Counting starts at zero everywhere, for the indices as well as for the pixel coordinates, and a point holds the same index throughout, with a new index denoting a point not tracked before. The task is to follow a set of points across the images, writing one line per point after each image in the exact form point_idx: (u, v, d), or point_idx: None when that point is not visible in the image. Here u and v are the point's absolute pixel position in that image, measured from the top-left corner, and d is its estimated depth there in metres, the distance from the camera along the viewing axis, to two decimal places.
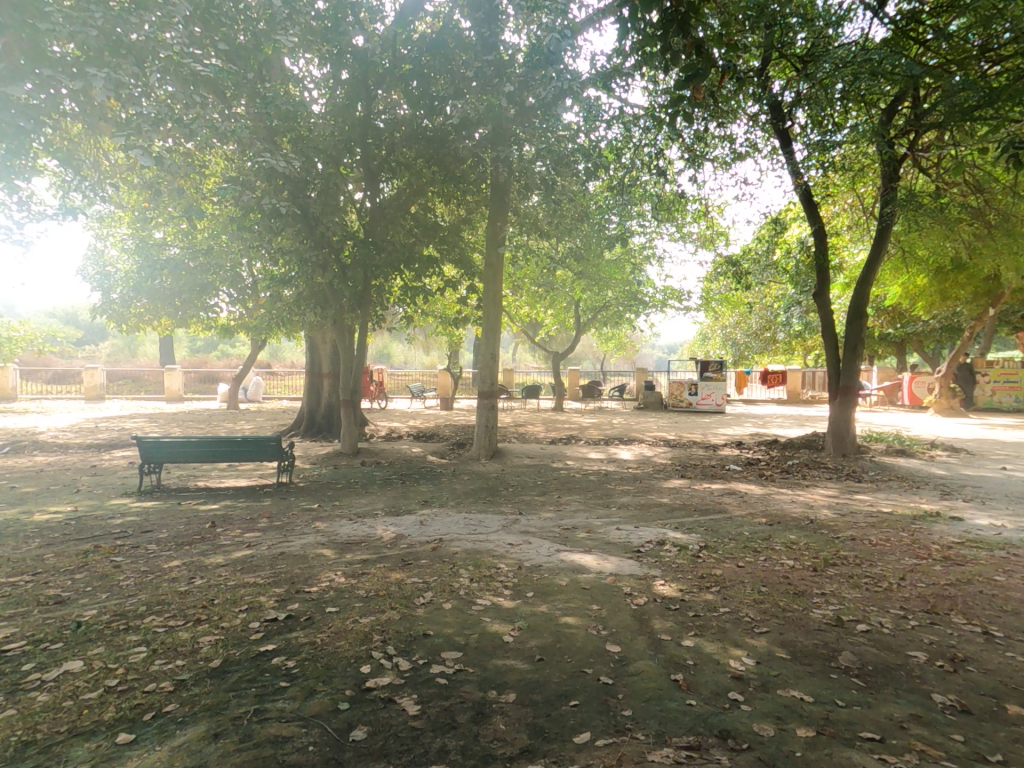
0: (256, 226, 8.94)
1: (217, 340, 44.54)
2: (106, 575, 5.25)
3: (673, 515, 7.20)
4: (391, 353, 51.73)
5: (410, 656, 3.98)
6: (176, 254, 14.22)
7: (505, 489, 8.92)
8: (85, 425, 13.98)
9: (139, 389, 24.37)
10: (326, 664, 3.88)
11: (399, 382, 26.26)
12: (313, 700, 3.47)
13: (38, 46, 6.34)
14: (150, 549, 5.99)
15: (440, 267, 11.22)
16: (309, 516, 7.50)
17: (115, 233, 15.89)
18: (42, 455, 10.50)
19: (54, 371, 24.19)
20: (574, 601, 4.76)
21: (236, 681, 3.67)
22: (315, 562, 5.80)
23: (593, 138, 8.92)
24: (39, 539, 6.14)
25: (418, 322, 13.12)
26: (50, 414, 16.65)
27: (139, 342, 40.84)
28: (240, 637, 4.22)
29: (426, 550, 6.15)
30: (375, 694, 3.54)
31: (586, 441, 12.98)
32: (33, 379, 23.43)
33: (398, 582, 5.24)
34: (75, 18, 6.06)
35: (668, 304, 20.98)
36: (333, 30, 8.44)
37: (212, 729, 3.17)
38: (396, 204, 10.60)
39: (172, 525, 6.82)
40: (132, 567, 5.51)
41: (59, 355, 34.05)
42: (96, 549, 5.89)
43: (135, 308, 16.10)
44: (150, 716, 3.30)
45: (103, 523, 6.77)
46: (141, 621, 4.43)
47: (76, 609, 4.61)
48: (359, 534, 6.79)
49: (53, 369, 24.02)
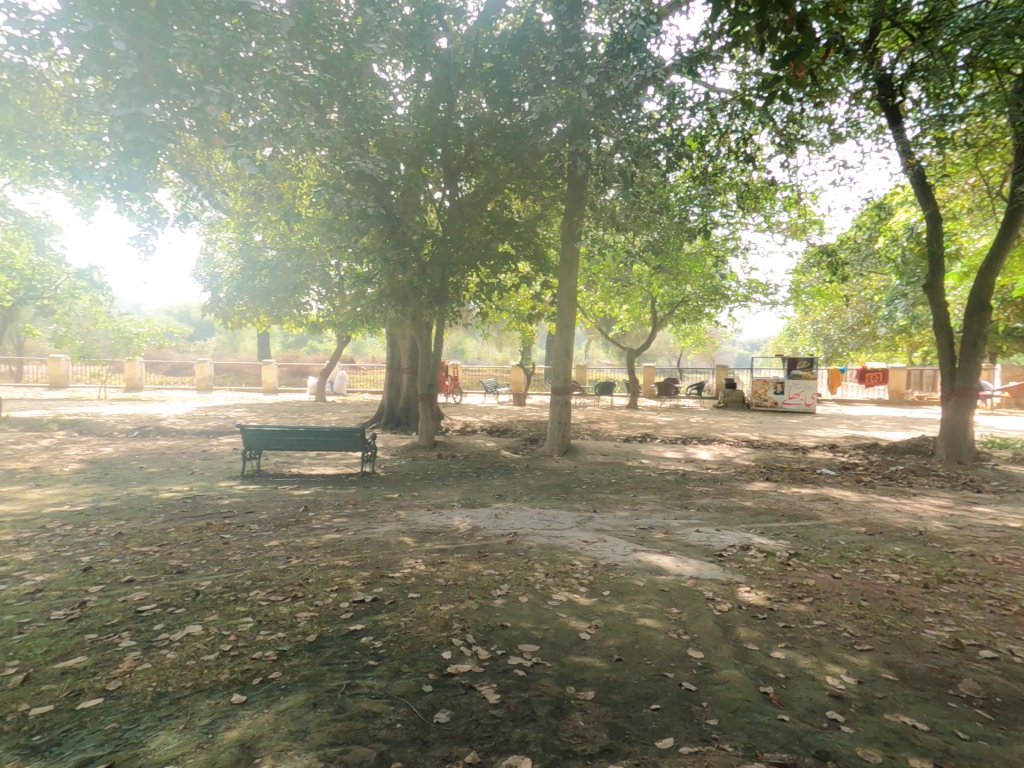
0: (344, 226, 9.35)
1: (307, 337, 47.52)
2: (217, 550, 5.77)
3: (758, 520, 6.85)
4: (465, 348, 53.03)
5: (488, 646, 4.06)
6: (273, 256, 15.35)
7: (577, 485, 8.85)
8: (198, 414, 15.43)
9: (241, 381, 26.49)
10: (409, 647, 4.03)
11: (472, 378, 26.82)
12: (399, 680, 3.63)
13: (167, 70, 7.08)
14: (254, 528, 6.51)
15: (516, 263, 11.20)
16: (391, 504, 7.85)
17: (222, 238, 17.31)
18: (164, 439, 11.71)
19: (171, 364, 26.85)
20: (652, 603, 4.63)
21: (330, 656, 3.91)
22: (397, 549, 6.06)
23: (675, 128, 8.57)
24: (163, 514, 6.87)
25: (492, 318, 13.31)
26: (169, 403, 18.50)
27: (240, 338, 44.63)
28: (332, 615, 4.49)
29: (501, 543, 6.25)
30: (457, 679, 3.65)
31: (661, 440, 12.59)
32: (155, 371, 26.14)
33: (475, 573, 5.36)
34: (194, 40, 6.66)
35: (752, 298, 19.98)
36: (419, 33, 8.67)
37: (311, 698, 3.39)
38: (474, 200, 10.67)
39: (270, 507, 7.38)
40: (238, 544, 6.01)
41: (174, 349, 37.90)
42: (209, 526, 6.49)
43: (239, 306, 17.50)
44: (258, 680, 3.59)
45: (213, 502, 7.43)
46: (247, 593, 4.82)
47: (194, 578, 5.10)
48: (436, 524, 7.01)
49: (172, 361, 26.66)
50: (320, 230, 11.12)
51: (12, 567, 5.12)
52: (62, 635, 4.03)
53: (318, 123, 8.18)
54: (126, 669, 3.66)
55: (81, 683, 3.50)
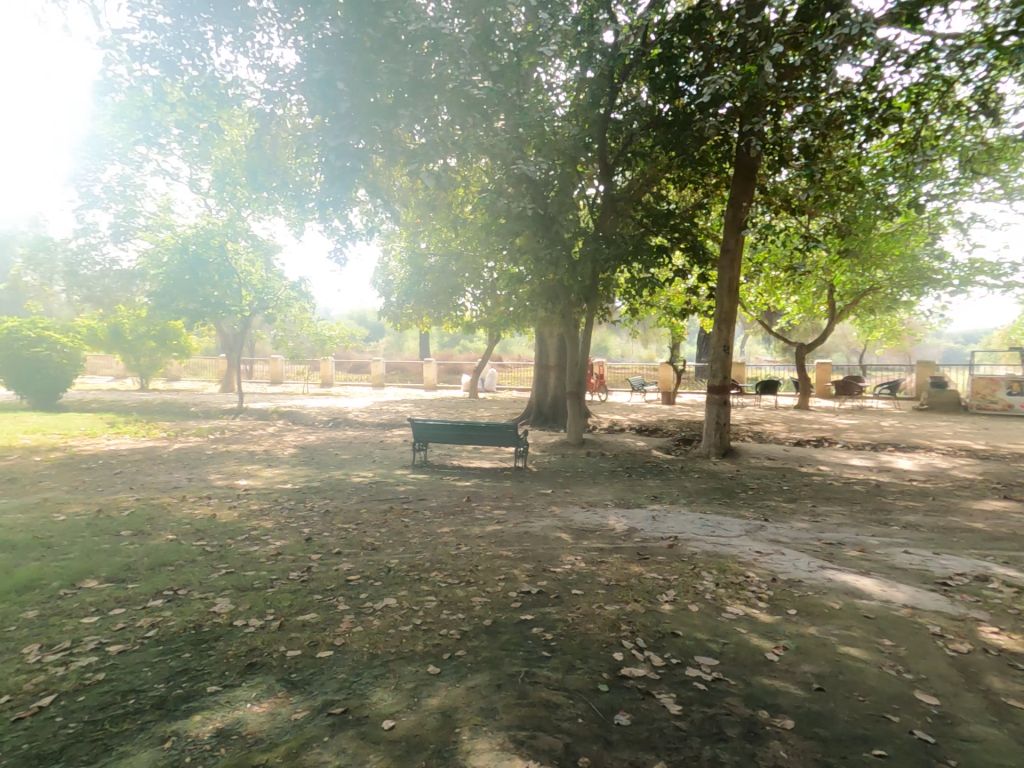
0: (501, 229, 9.68)
1: (460, 337, 50.73)
2: (399, 531, 6.37)
3: (987, 546, 5.67)
4: (609, 345, 52.47)
5: (662, 653, 3.90)
6: (435, 261, 16.61)
7: (744, 491, 8.19)
8: (375, 407, 17.31)
9: (406, 378, 29.16)
10: (580, 643, 4.03)
11: (618, 375, 26.37)
12: (574, 675, 3.64)
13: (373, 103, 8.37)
14: (427, 514, 7.07)
15: (670, 256, 10.69)
16: (547, 500, 7.99)
17: (395, 248, 19.19)
18: (350, 429, 13.35)
19: (351, 363, 30.48)
20: (852, 630, 4.07)
21: (506, 641, 4.06)
22: (557, 544, 6.13)
23: (877, 91, 7.63)
24: (354, 495, 7.80)
25: (642, 313, 12.90)
26: (350, 398, 21.00)
27: (405, 338, 49.37)
28: (503, 602, 4.67)
29: (663, 546, 6.00)
30: (633, 683, 3.55)
31: (842, 446, 11.14)
32: (340, 369, 29.95)
33: (639, 575, 5.20)
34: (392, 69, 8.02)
35: (972, 280, 16.82)
36: (587, 30, 8.68)
37: (495, 680, 3.55)
38: (627, 194, 10.44)
39: (439, 495, 7.97)
40: (416, 527, 6.56)
41: (354, 349, 43.13)
42: (391, 508, 7.20)
43: (406, 310, 19.22)
44: (446, 655, 3.85)
45: (392, 488, 8.23)
46: (428, 574, 5.23)
47: (384, 555, 5.67)
48: (593, 522, 6.97)
49: (350, 360, 30.15)
50: (478, 233, 11.73)
51: (255, 529, 6.19)
52: (294, 594, 4.71)
53: (487, 133, 8.65)
54: (343, 630, 4.16)
55: (312, 636, 4.05)
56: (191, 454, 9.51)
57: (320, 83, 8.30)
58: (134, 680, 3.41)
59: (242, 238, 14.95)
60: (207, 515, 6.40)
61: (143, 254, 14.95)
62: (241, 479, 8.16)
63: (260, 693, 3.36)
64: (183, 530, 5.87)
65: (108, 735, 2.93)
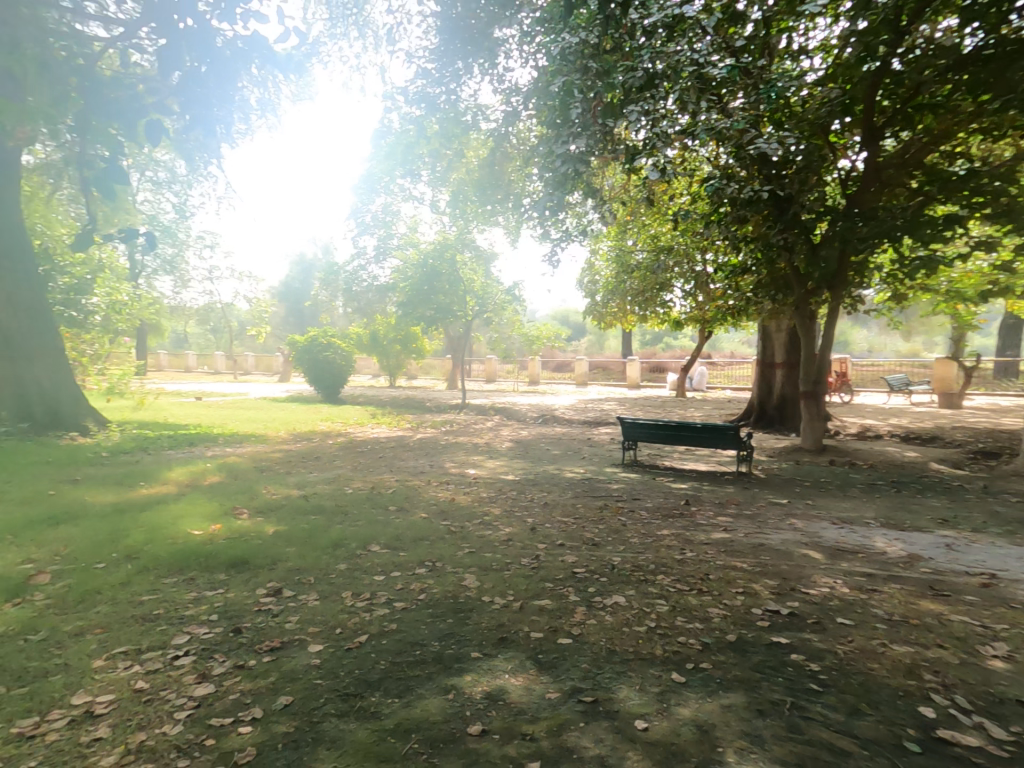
0: (723, 218, 8.83)
1: (660, 334, 49.43)
2: (618, 530, 6.28)
3: None
4: (847, 340, 45.52)
5: (995, 724, 3.06)
6: (644, 258, 16.20)
7: None
8: (580, 405, 17.75)
9: (608, 376, 29.44)
10: (861, 684, 3.41)
11: (863, 373, 22.74)
12: (861, 722, 3.07)
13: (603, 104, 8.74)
14: (644, 515, 6.88)
15: (960, 230, 8.60)
16: (781, 511, 7.13)
17: (602, 248, 19.37)
18: (559, 425, 13.91)
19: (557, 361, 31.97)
20: None
21: (759, 663, 3.64)
22: (802, 562, 5.38)
23: None
24: (570, 490, 8.00)
25: (903, 300, 10.77)
26: (557, 395, 21.89)
27: (604, 336, 50.07)
28: (747, 619, 4.23)
29: (956, 584, 4.84)
30: (952, 750, 2.84)
31: None
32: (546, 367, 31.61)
33: (931, 616, 4.26)
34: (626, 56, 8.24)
35: None
36: None
37: (754, 704, 3.18)
38: (900, 159, 8.92)
39: (654, 496, 7.73)
40: (635, 527, 6.41)
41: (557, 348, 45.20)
42: (607, 506, 7.19)
43: (610, 308, 19.24)
44: (692, 666, 3.60)
45: (605, 485, 8.25)
46: (655, 578, 5.01)
47: (607, 553, 5.60)
48: (845, 542, 5.97)
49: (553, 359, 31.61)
50: (698, 225, 10.99)
51: (487, 514, 6.72)
52: (530, 579, 4.83)
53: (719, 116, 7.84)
54: (580, 620, 4.12)
55: (553, 622, 4.07)
56: (428, 442, 10.92)
57: (562, 94, 9.12)
58: (415, 633, 3.77)
59: (467, 249, 16.68)
60: (449, 498, 7.20)
61: (393, 270, 17.59)
62: (470, 467, 9.06)
63: (515, 666, 3.46)
64: (431, 509, 6.68)
65: (406, 676, 3.26)
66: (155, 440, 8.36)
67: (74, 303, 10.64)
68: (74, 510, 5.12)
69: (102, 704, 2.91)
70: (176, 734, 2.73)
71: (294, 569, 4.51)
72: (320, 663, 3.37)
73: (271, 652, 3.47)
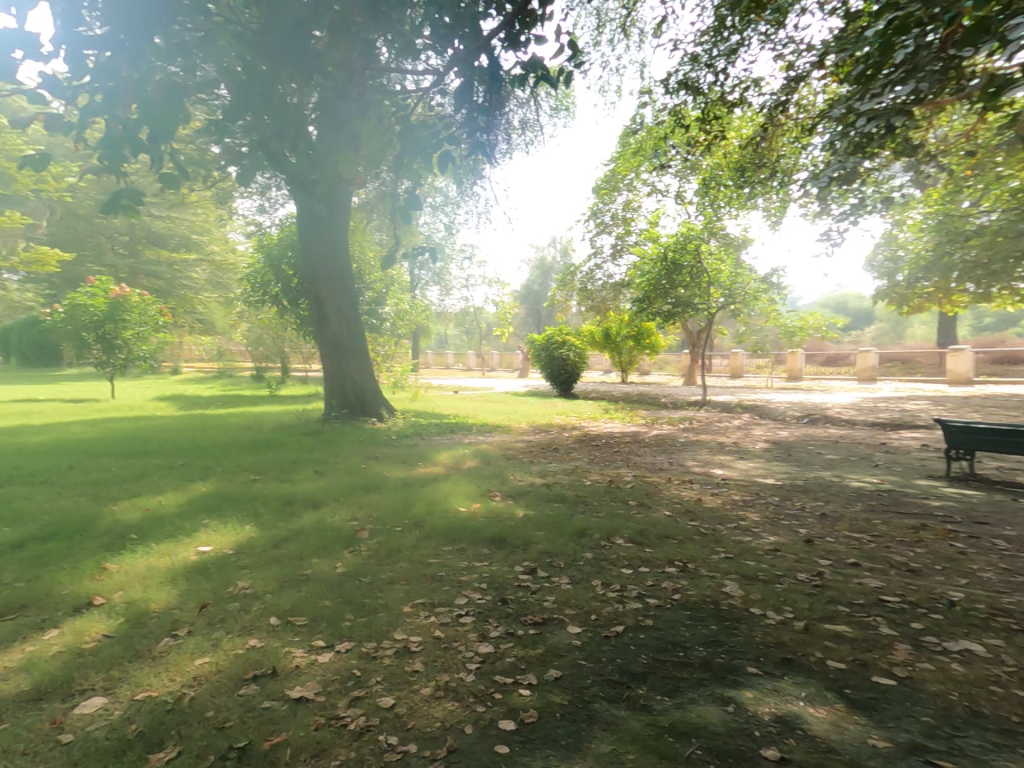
0: None
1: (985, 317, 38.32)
2: (954, 559, 4.36)
3: None
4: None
5: None
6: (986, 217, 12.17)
7: None
8: (867, 405, 14.44)
9: (912, 371, 23.65)
10: None
11: None
12: None
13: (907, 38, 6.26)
14: (1001, 545, 4.66)
15: None
16: None
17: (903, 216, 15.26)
18: (835, 430, 11.67)
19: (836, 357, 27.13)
20: None
21: None
22: None
23: None
24: (866, 502, 6.11)
25: None
26: (844, 394, 18.10)
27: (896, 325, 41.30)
28: None
29: None
30: None
31: None
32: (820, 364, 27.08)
33: None
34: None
35: None
36: None
37: None
38: None
39: (1017, 524, 5.24)
40: (983, 559, 4.37)
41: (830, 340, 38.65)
42: (927, 527, 5.11)
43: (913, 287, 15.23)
44: None
45: (920, 502, 6.10)
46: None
47: (937, 586, 3.87)
48: None
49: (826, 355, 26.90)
50: None
51: (748, 520, 5.51)
52: (816, 597, 3.70)
53: None
54: (905, 660, 2.94)
55: (862, 654, 3.00)
56: (674, 442, 10.13)
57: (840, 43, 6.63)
58: (674, 633, 3.26)
59: (712, 237, 15.44)
60: (697, 498, 6.26)
61: (631, 267, 17.24)
62: (722, 470, 7.95)
63: (811, 695, 2.67)
64: (678, 508, 5.83)
65: (674, 677, 2.81)
66: (430, 429, 9.72)
67: (375, 311, 13.24)
68: (377, 480, 6.20)
69: (417, 642, 3.15)
70: (473, 684, 2.77)
71: (543, 549, 4.51)
72: (583, 644, 3.15)
73: (536, 624, 3.37)
